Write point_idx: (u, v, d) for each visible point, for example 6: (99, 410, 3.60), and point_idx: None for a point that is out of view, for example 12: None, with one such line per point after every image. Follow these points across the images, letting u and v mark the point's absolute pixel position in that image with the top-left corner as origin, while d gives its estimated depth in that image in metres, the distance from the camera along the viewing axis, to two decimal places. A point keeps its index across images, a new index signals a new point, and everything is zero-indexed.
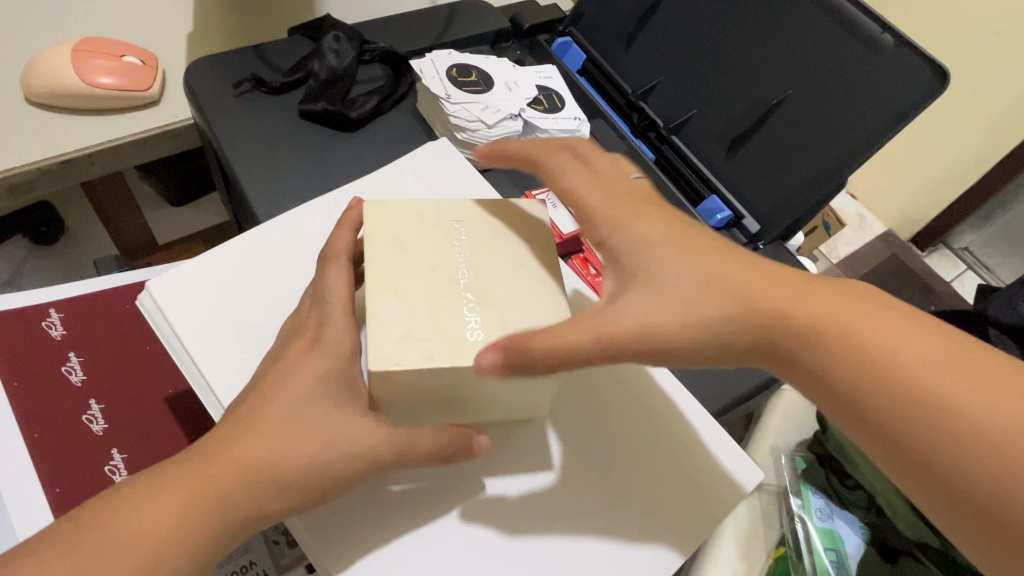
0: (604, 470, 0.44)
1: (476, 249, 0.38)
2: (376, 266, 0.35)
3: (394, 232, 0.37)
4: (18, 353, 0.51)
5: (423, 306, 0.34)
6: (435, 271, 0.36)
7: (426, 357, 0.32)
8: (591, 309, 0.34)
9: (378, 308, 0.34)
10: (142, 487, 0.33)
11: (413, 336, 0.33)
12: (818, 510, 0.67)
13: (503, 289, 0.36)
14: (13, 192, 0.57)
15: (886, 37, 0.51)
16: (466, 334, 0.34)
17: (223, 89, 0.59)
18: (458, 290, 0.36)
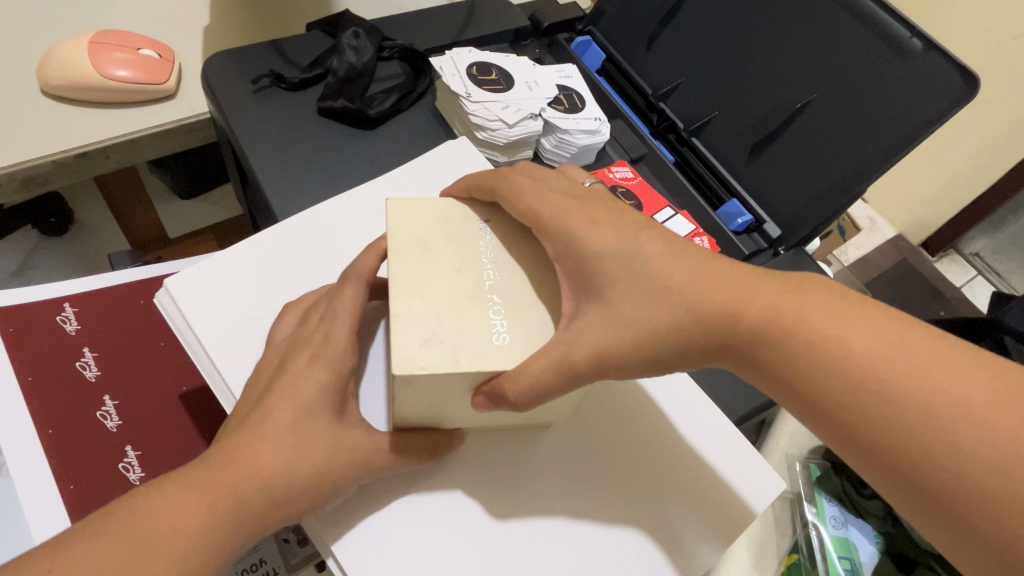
0: (623, 474, 0.43)
1: (500, 252, 0.37)
2: (400, 267, 0.35)
3: (418, 234, 0.36)
4: (33, 347, 0.50)
5: (449, 308, 0.33)
6: (459, 272, 0.35)
7: (450, 360, 0.31)
8: (613, 316, 0.34)
9: (401, 309, 0.33)
10: (155, 493, 0.33)
11: (437, 339, 0.32)
12: (832, 518, 0.66)
13: (526, 293, 0.36)
14: (28, 185, 0.56)
15: (914, 42, 0.50)
16: (491, 338, 0.33)
17: (241, 84, 0.58)
18: (483, 293, 0.35)
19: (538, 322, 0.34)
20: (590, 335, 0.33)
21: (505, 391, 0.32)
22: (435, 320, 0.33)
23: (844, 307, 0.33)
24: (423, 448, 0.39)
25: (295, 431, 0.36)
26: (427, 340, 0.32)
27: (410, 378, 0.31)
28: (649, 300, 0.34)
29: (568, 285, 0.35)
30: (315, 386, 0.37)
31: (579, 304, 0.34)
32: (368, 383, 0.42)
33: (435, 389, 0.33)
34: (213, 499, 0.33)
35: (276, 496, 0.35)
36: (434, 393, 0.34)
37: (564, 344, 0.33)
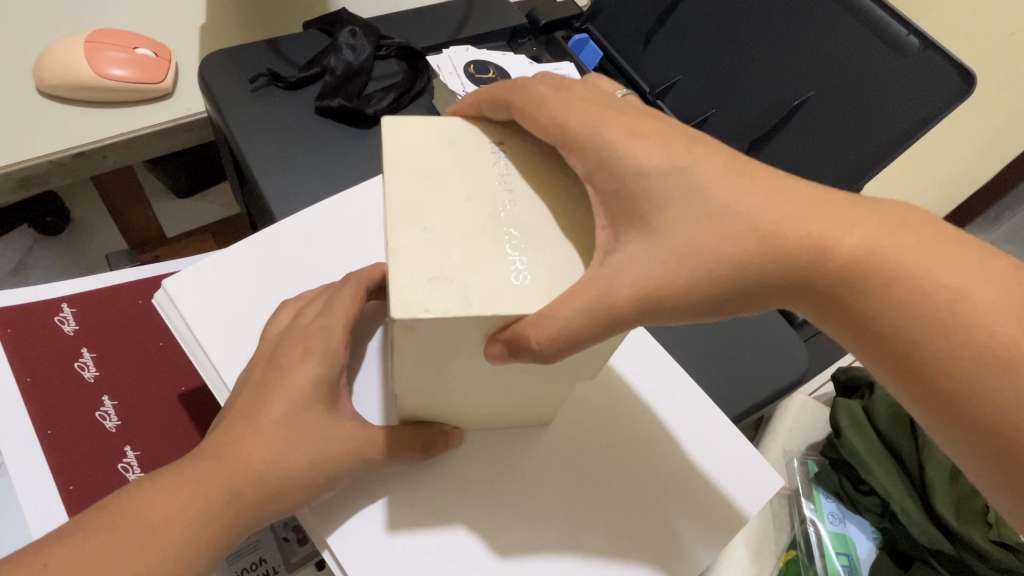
0: (619, 476, 0.43)
1: (516, 179, 0.32)
2: (399, 195, 0.30)
3: (421, 158, 0.31)
4: (31, 348, 0.50)
5: (456, 244, 0.29)
6: (471, 201, 0.30)
7: (461, 303, 0.27)
8: (654, 257, 0.28)
9: (402, 243, 0.28)
10: (147, 491, 0.33)
11: (445, 278, 0.27)
12: (830, 514, 0.67)
13: (549, 225, 0.31)
14: (25, 184, 0.56)
15: (911, 39, 0.50)
16: (509, 277, 0.28)
17: (238, 83, 0.58)
18: (498, 226, 0.30)
19: (563, 257, 0.30)
20: (631, 271, 0.28)
21: (526, 337, 0.27)
22: (443, 255, 0.28)
23: (917, 246, 0.28)
24: (419, 442, 0.39)
25: (288, 424, 0.36)
26: (433, 279, 0.27)
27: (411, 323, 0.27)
28: (696, 236, 0.28)
29: (604, 212, 0.30)
30: (309, 380, 0.37)
31: (618, 232, 0.29)
32: (364, 378, 0.42)
33: (445, 337, 0.28)
34: (208, 490, 0.33)
35: (270, 488, 0.35)
36: (433, 374, 0.33)
37: (603, 279, 0.28)
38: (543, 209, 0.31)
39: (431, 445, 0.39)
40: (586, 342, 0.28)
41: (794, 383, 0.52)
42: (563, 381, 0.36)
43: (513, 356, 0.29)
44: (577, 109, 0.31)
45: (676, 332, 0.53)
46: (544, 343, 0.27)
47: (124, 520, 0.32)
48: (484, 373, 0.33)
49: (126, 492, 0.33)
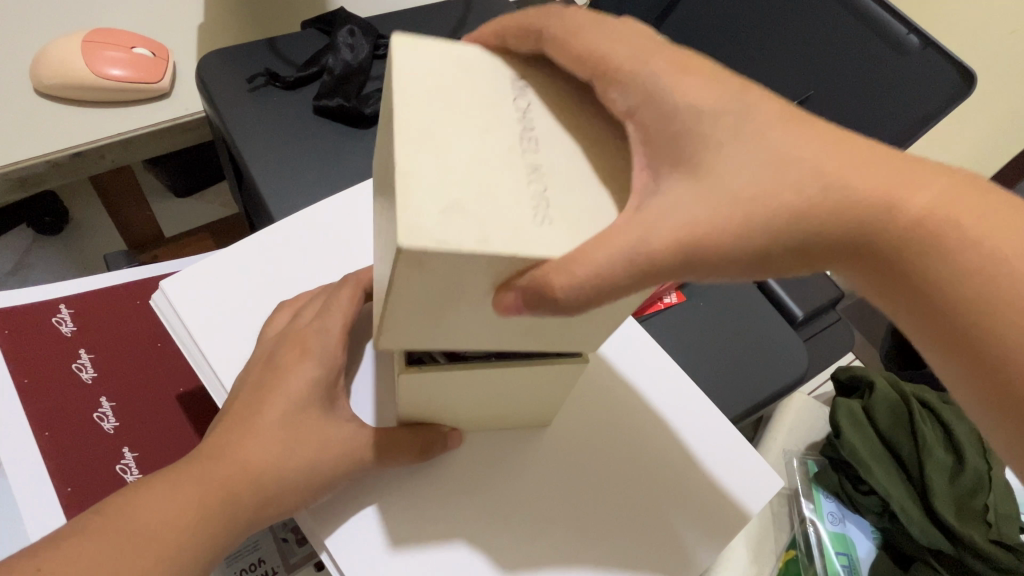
0: (620, 477, 0.42)
1: (539, 112, 0.27)
2: (405, 113, 0.24)
3: (431, 72, 0.26)
4: (29, 349, 0.50)
5: (472, 174, 0.24)
6: (489, 128, 0.25)
7: (478, 241, 0.22)
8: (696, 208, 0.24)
9: (410, 166, 0.23)
10: (143, 494, 0.33)
11: (461, 211, 0.23)
12: (829, 514, 0.67)
13: (576, 166, 0.26)
14: (23, 184, 0.56)
15: (911, 38, 0.50)
16: (532, 219, 0.24)
17: (236, 81, 0.58)
18: (519, 160, 0.25)
19: (590, 201, 0.25)
20: (674, 217, 0.24)
21: (550, 287, 0.23)
22: (459, 183, 0.23)
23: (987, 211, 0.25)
24: (414, 446, 0.38)
25: (285, 426, 0.36)
26: (450, 209, 0.23)
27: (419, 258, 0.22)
28: (746, 180, 0.24)
29: (643, 149, 0.25)
30: (306, 382, 0.37)
31: (659, 174, 0.25)
32: (363, 379, 0.42)
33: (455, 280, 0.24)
34: (205, 491, 0.33)
35: (266, 490, 0.34)
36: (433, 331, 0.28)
37: (640, 224, 0.23)
38: (570, 143, 0.26)
39: (424, 447, 0.38)
40: (615, 296, 0.24)
41: (794, 384, 0.52)
42: (562, 383, 0.35)
43: (528, 310, 0.24)
44: (616, 38, 0.27)
45: (675, 333, 0.53)
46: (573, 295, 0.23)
47: (120, 523, 0.31)
48: (487, 332, 0.29)
49: (123, 496, 0.33)
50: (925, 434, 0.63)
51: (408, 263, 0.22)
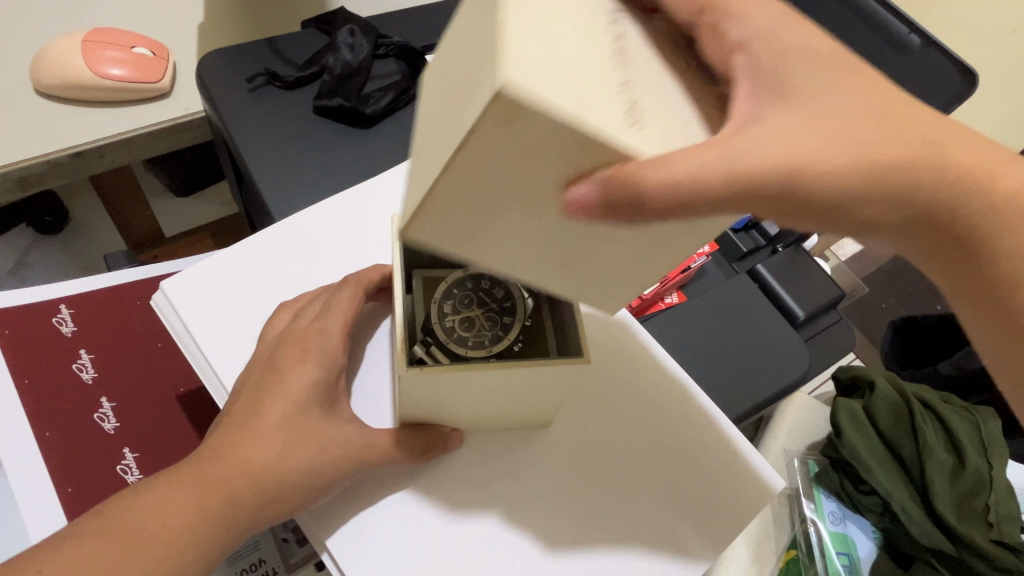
0: (623, 472, 0.41)
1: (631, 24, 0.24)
2: None
3: None
4: (29, 350, 0.50)
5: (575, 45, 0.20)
6: (587, 14, 0.22)
7: (572, 106, 0.19)
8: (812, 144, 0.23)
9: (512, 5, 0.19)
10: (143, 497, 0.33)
11: (560, 70, 0.19)
12: (830, 514, 0.66)
13: (665, 79, 0.23)
14: (22, 184, 0.56)
15: (913, 38, 0.50)
16: (626, 110, 0.20)
17: (236, 81, 0.57)
18: (616, 52, 0.22)
19: (678, 118, 0.22)
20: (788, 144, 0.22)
21: (638, 187, 0.20)
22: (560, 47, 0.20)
23: None
24: (417, 445, 0.38)
25: (286, 428, 0.36)
26: (549, 69, 0.19)
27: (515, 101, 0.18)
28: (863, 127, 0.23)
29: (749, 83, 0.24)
30: (307, 383, 0.37)
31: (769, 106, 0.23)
32: (362, 380, 0.42)
33: (530, 161, 0.20)
34: (206, 494, 0.33)
35: (267, 492, 0.34)
36: (463, 241, 0.24)
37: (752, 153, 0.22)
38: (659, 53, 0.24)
39: (426, 446, 0.38)
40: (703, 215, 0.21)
41: (795, 384, 0.52)
42: (563, 383, 0.35)
43: (598, 216, 0.21)
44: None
45: (676, 333, 0.53)
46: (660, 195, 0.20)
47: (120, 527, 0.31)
48: (519, 258, 0.25)
49: (123, 499, 0.33)
50: (926, 435, 0.63)
51: (498, 111, 0.18)
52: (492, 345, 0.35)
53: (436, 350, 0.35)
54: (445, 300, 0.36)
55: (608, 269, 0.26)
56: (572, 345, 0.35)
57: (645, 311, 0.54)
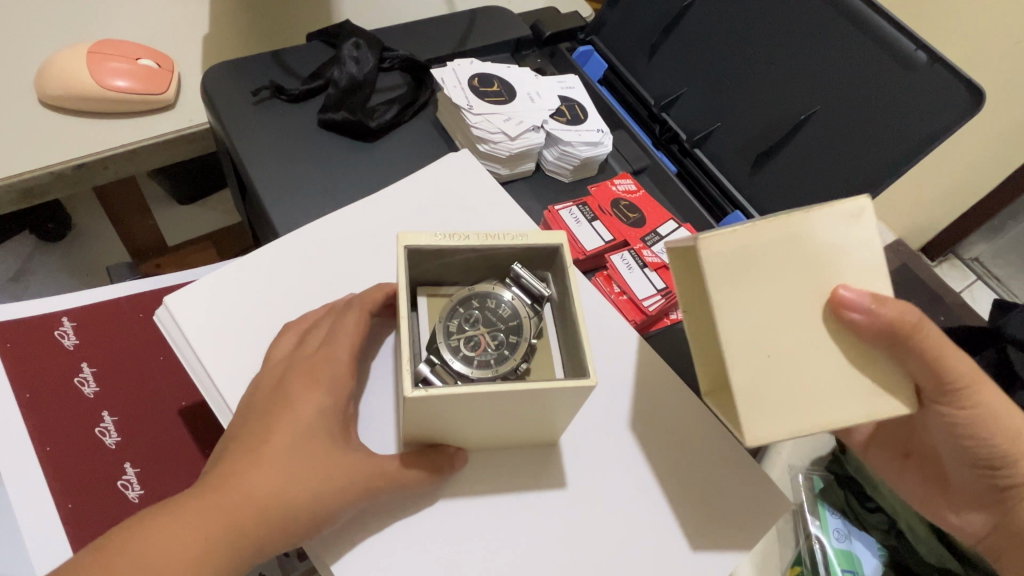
0: (632, 496, 0.41)
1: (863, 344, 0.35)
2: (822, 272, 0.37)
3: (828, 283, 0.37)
4: (31, 364, 0.50)
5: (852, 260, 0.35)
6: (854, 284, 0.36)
7: (837, 241, 0.35)
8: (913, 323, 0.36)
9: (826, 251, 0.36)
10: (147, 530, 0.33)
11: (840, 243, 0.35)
12: (835, 531, 0.65)
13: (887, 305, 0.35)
14: (25, 197, 0.56)
15: (920, 55, 0.50)
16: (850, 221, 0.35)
17: (242, 96, 0.58)
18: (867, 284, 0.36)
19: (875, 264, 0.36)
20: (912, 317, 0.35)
21: (851, 300, 0.34)
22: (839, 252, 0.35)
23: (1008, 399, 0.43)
24: (424, 467, 0.37)
25: (292, 455, 0.35)
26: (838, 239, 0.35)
27: (863, 210, 0.35)
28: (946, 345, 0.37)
29: (908, 312, 0.35)
30: (315, 410, 0.36)
31: (917, 321, 0.36)
32: (368, 400, 0.41)
33: (823, 256, 0.35)
34: (215, 524, 0.33)
35: (274, 520, 0.34)
36: (723, 277, 0.33)
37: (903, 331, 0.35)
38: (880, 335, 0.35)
39: (436, 467, 0.38)
40: (874, 329, 0.34)
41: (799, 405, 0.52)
42: (567, 402, 0.35)
43: (848, 306, 0.34)
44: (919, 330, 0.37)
45: (678, 350, 0.53)
46: (861, 297, 0.34)
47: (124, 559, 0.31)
48: (751, 316, 0.33)
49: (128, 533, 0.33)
50: None
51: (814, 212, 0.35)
52: (498, 365, 0.35)
53: (439, 368, 0.34)
54: (450, 319, 0.37)
55: (782, 378, 0.33)
56: (580, 364, 0.35)
57: (648, 329, 0.54)
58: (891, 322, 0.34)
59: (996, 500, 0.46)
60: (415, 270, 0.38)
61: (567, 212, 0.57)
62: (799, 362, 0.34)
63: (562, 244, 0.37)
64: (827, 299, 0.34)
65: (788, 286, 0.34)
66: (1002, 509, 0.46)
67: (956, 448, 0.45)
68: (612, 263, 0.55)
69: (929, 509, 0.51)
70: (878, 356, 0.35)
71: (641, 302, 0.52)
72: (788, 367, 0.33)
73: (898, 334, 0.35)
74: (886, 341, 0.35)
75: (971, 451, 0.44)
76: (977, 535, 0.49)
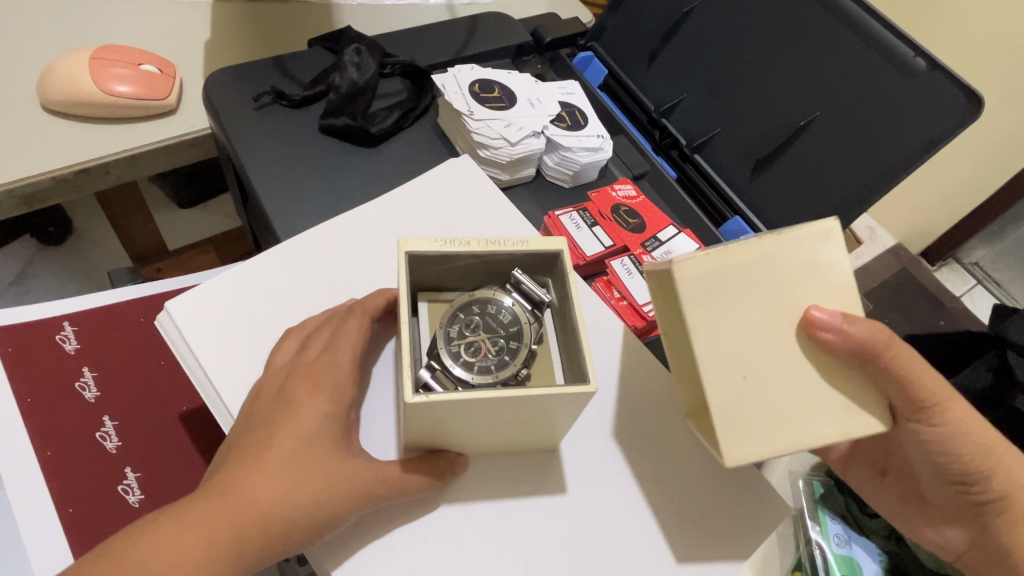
0: (633, 502, 0.41)
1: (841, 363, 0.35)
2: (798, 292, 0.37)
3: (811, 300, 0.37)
4: (32, 368, 0.50)
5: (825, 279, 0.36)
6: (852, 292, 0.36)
7: (807, 262, 0.35)
8: (883, 341, 0.36)
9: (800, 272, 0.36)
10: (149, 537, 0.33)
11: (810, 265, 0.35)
12: (835, 536, 0.65)
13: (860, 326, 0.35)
14: (27, 202, 0.56)
15: (919, 62, 0.50)
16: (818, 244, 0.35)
17: (244, 102, 0.58)
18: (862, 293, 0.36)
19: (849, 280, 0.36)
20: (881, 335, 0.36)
21: (821, 321, 0.34)
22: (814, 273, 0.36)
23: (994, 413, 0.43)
24: (426, 472, 0.37)
25: (295, 462, 0.35)
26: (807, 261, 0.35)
27: (831, 232, 0.35)
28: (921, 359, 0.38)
29: (876, 329, 0.36)
30: (317, 417, 0.36)
31: (888, 338, 0.36)
32: (369, 405, 0.41)
33: (793, 278, 0.35)
34: (217, 531, 0.33)
35: (275, 527, 0.34)
36: (699, 299, 0.33)
37: (873, 350, 0.35)
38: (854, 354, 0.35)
39: (438, 472, 0.38)
40: (845, 348, 0.34)
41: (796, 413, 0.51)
42: (567, 407, 0.35)
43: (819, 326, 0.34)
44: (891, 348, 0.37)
45: None
46: (830, 318, 0.34)
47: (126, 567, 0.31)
48: (733, 332, 0.33)
49: (130, 541, 0.33)
50: None
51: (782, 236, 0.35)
52: (498, 371, 0.35)
53: (441, 374, 0.35)
54: (451, 325, 0.37)
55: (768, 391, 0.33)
56: (580, 371, 0.35)
57: (647, 335, 0.54)
58: (862, 341, 0.35)
59: (972, 515, 0.46)
60: (415, 276, 0.38)
61: (567, 217, 0.57)
62: (789, 373, 0.34)
63: (562, 250, 0.37)
64: (799, 319, 0.35)
65: (764, 307, 0.34)
66: (978, 524, 0.46)
67: (933, 464, 0.45)
68: (612, 269, 0.55)
69: (904, 524, 0.51)
70: (855, 373, 0.36)
71: (641, 307, 0.52)
72: (765, 387, 0.34)
73: (869, 353, 0.35)
74: (858, 360, 0.35)
75: (946, 466, 0.44)
76: (955, 551, 0.49)
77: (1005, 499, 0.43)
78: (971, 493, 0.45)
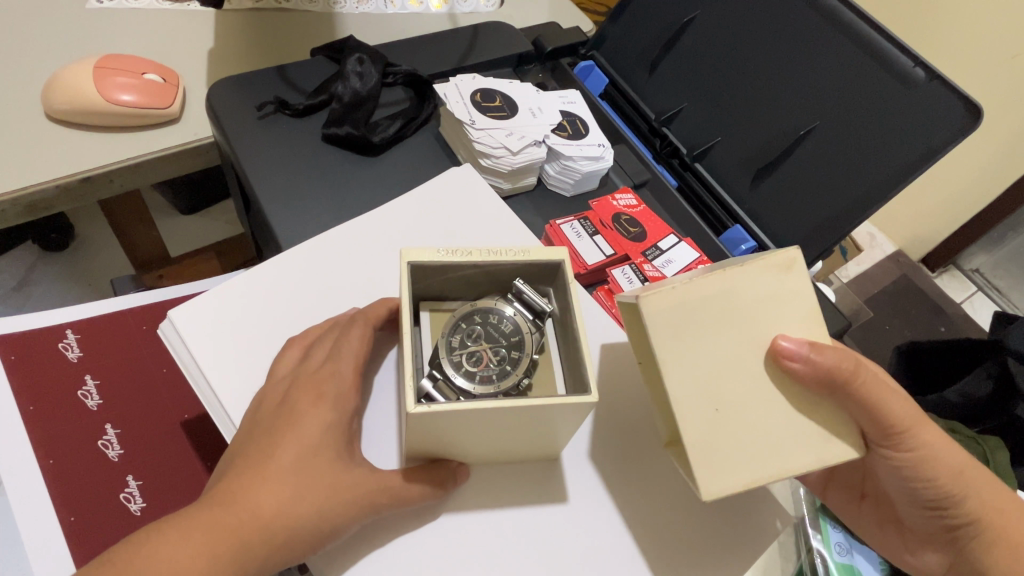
0: (633, 511, 0.41)
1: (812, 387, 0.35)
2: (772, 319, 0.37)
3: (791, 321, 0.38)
4: (35, 376, 0.50)
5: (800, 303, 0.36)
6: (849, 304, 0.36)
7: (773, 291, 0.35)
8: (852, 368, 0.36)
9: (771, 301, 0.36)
10: (152, 546, 0.33)
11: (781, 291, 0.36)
12: (837, 544, 0.55)
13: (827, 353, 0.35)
14: (31, 209, 0.56)
15: (919, 72, 0.50)
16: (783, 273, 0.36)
17: (247, 111, 0.58)
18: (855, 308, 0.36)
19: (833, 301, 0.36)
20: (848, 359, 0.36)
21: (787, 351, 0.34)
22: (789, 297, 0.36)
23: None
24: (426, 481, 0.38)
25: (298, 472, 0.35)
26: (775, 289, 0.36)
27: (794, 262, 0.36)
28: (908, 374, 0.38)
29: (843, 356, 0.36)
30: (319, 426, 0.36)
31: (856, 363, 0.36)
32: (369, 415, 0.42)
33: (775, 299, 0.35)
34: (219, 539, 0.33)
35: (278, 535, 0.34)
36: (673, 328, 0.33)
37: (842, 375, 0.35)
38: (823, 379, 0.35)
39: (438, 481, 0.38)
40: (810, 377, 0.34)
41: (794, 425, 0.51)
42: (568, 418, 0.35)
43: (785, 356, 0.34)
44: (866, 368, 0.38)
45: None
46: (795, 348, 0.34)
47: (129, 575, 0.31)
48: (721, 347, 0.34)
49: (132, 549, 0.33)
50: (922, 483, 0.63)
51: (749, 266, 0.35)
52: (500, 380, 0.35)
53: (442, 384, 0.35)
54: (453, 335, 0.37)
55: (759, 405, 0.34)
56: (580, 382, 0.35)
57: None
58: (830, 369, 0.35)
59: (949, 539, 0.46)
60: (418, 285, 0.38)
61: (568, 226, 0.58)
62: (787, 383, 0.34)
63: (562, 261, 0.37)
64: (766, 349, 0.35)
65: (750, 327, 0.35)
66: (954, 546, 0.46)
67: (906, 490, 0.45)
68: (612, 276, 0.55)
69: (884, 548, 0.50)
70: (831, 395, 0.36)
71: None
72: (742, 415, 0.34)
73: (838, 381, 0.35)
74: (826, 386, 0.35)
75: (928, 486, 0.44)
76: None
77: (983, 520, 0.44)
78: (943, 518, 0.45)
